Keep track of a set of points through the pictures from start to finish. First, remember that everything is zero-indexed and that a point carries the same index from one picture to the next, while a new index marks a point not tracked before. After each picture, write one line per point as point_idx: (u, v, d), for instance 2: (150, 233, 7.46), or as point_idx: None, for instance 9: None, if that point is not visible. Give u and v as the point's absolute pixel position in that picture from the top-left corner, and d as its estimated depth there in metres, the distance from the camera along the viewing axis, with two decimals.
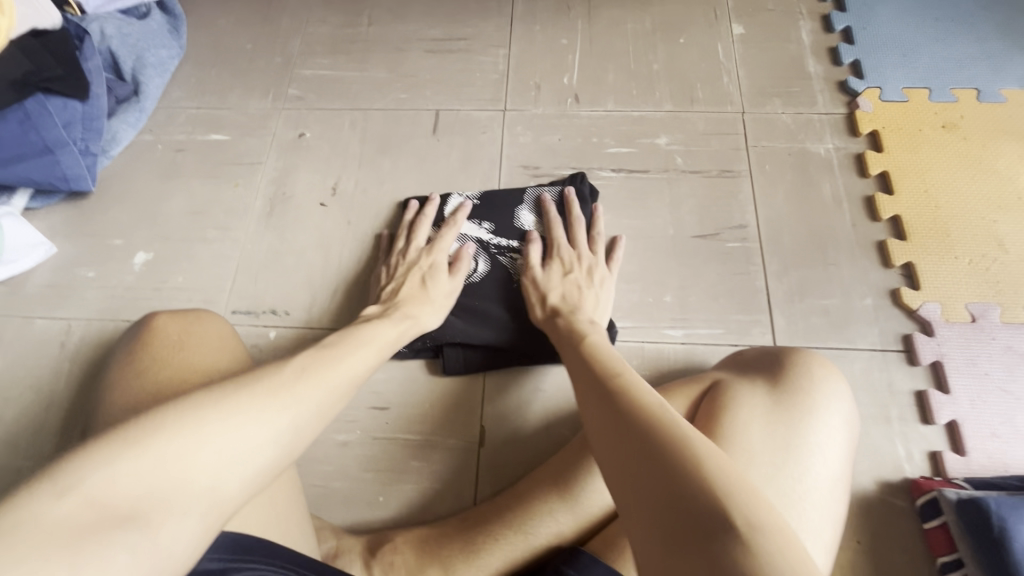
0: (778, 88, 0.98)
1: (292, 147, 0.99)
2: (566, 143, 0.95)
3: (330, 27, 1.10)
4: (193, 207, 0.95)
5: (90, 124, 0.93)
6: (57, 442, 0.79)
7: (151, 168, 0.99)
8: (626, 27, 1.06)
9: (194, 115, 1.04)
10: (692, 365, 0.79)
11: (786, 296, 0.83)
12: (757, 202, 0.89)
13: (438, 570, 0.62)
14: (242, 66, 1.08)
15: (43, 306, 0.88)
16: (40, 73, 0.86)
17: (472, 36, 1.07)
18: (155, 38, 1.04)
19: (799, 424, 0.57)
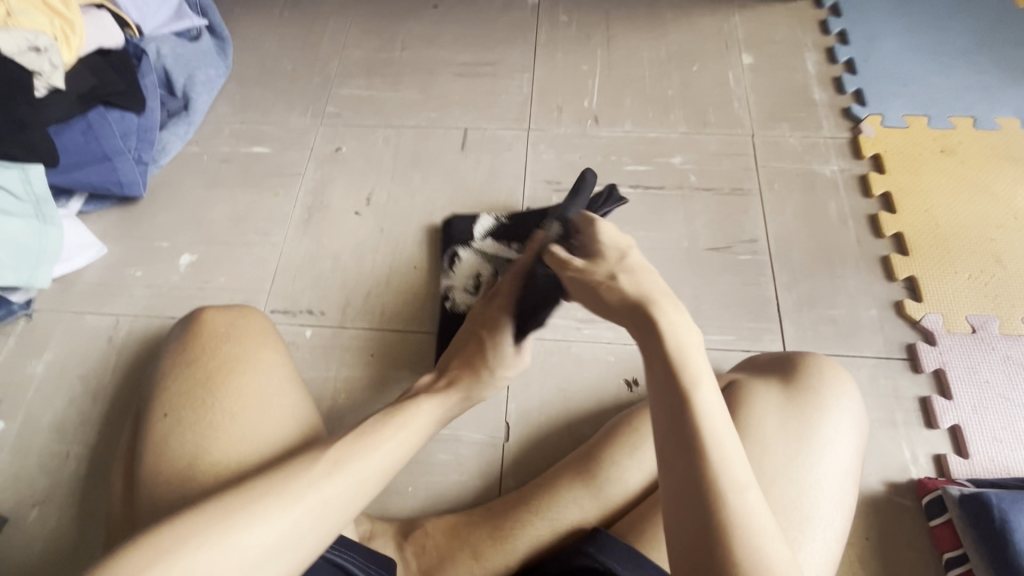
0: (785, 113, 1.05)
1: (329, 160, 1.05)
2: (586, 160, 1.01)
3: (366, 51, 1.18)
4: (235, 214, 1.01)
5: (144, 135, 1.01)
6: (106, 429, 0.84)
7: (197, 176, 1.06)
8: (642, 55, 1.13)
9: (237, 129, 1.11)
10: None
11: (795, 306, 0.87)
12: (766, 218, 0.95)
13: (467, 555, 0.64)
14: (283, 85, 1.15)
15: (93, 302, 0.94)
16: (104, 87, 0.94)
17: (498, 61, 1.15)
18: (204, 59, 1.13)
19: (812, 420, 0.61)
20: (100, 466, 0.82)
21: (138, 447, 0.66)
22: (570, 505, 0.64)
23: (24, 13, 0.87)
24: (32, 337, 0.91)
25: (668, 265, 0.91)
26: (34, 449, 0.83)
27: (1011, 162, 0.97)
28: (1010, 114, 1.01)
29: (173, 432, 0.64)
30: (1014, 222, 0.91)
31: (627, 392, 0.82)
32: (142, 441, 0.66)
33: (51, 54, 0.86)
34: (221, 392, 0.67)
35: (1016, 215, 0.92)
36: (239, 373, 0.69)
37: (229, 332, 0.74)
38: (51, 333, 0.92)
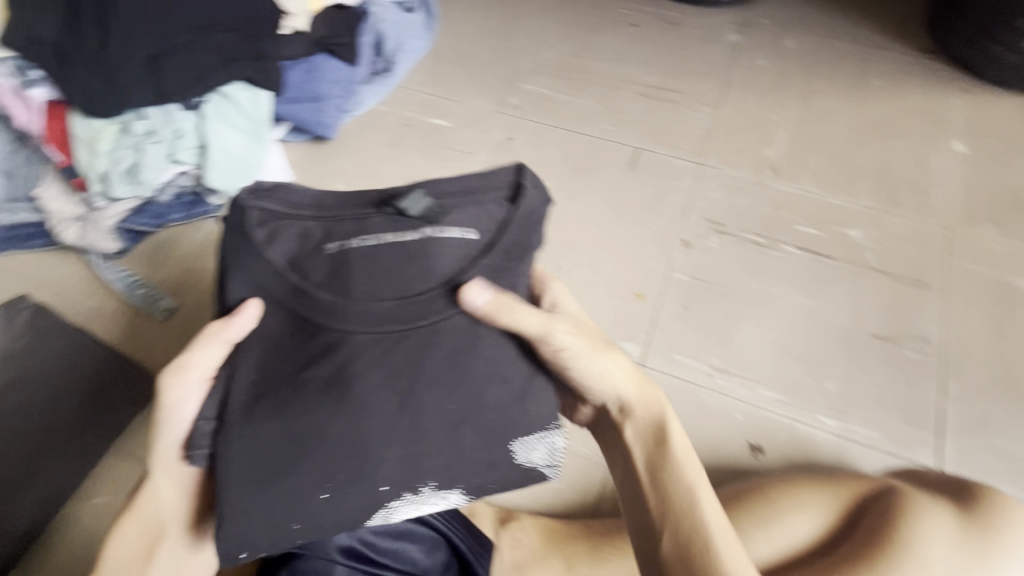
0: (992, 216, 0.95)
1: (501, 147, 1.10)
2: (757, 209, 0.98)
3: (559, 54, 1.22)
4: (406, 174, 1.08)
5: (349, 86, 1.10)
6: None
7: (380, 133, 1.14)
8: (839, 119, 1.08)
9: (425, 98, 1.18)
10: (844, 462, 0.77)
11: (961, 426, 0.79)
12: (948, 321, 0.86)
13: (562, 564, 0.64)
14: (475, 69, 1.22)
15: None
16: (332, 37, 1.06)
17: (686, 91, 1.14)
18: (414, 31, 1.22)
19: (989, 561, 0.55)
20: None
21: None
22: None
23: None
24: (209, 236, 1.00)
25: (825, 341, 0.85)
26: None
27: None
28: None
29: None
30: None
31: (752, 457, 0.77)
32: None
33: None
34: None
35: None
36: None
37: None
38: None
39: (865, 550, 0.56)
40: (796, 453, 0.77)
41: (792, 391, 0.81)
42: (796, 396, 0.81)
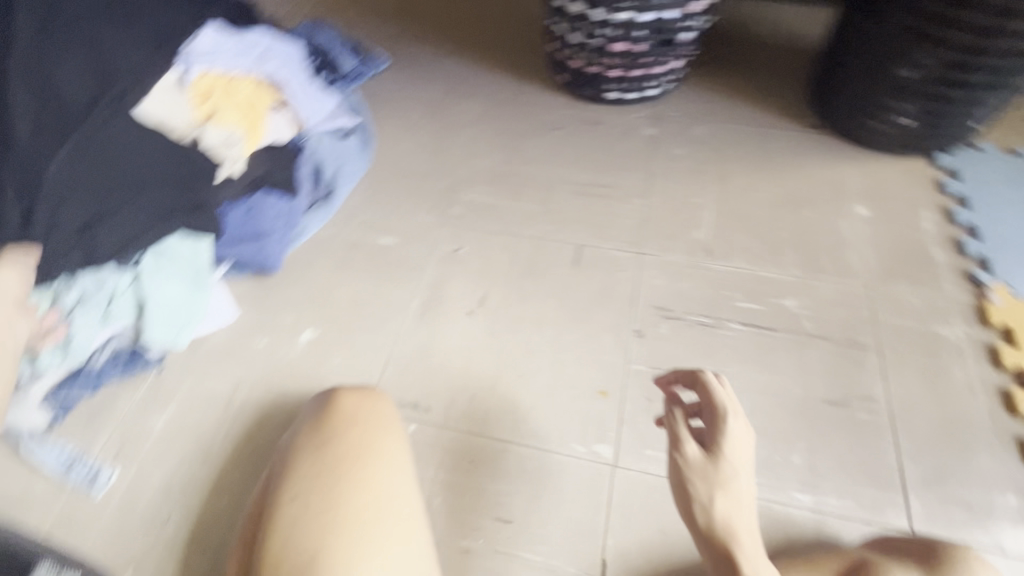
0: (903, 272, 1.04)
1: (448, 260, 1.12)
2: (697, 291, 1.03)
3: (493, 162, 1.28)
4: (356, 300, 1.07)
5: (290, 218, 1.12)
6: (208, 503, 0.86)
7: (328, 257, 1.13)
8: (756, 196, 1.17)
9: (368, 219, 1.19)
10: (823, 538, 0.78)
11: (921, 482, 0.82)
12: (887, 379, 0.92)
13: None
14: (412, 186, 1.25)
15: (216, 367, 1.00)
16: (269, 176, 1.10)
17: (615, 184, 1.21)
18: (350, 155, 1.26)
19: None
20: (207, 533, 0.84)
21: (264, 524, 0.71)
22: None
23: (226, 111, 1.05)
24: (159, 390, 0.97)
25: (782, 412, 0.89)
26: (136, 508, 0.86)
27: None
28: None
29: (301, 517, 0.69)
30: None
31: None
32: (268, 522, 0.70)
33: (236, 152, 1.03)
34: (347, 487, 0.72)
35: None
36: (360, 466, 0.74)
37: (357, 419, 0.80)
38: (162, 393, 0.97)
39: None
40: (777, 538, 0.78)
41: (761, 472, 0.84)
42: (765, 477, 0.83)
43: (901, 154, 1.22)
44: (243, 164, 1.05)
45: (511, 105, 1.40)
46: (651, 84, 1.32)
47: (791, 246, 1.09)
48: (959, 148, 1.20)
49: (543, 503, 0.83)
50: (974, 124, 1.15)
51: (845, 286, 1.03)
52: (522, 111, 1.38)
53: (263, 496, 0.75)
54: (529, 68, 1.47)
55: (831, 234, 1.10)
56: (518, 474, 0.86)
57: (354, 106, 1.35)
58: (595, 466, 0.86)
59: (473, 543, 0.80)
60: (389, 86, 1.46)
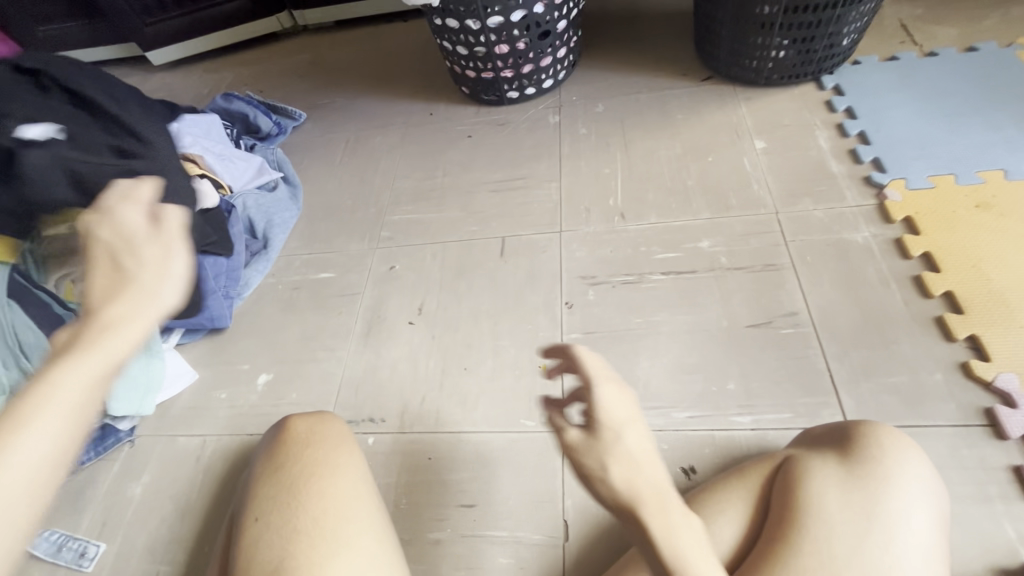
0: (805, 189, 1.09)
1: (385, 278, 1.17)
2: (617, 253, 1.08)
3: (414, 181, 1.35)
4: (305, 335, 1.12)
5: (232, 274, 1.18)
6: (191, 554, 0.89)
7: (273, 305, 1.19)
8: (660, 154, 1.23)
9: (307, 259, 1.25)
10: (766, 451, 0.81)
11: (850, 378, 0.85)
12: (805, 290, 0.96)
13: None
14: (344, 220, 1.31)
15: (183, 427, 1.05)
16: None
17: (529, 174, 1.27)
18: (282, 205, 1.33)
19: (877, 490, 0.60)
20: None
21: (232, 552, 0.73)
22: None
23: None
24: (134, 461, 1.02)
25: (710, 345, 0.93)
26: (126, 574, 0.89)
27: None
28: None
29: (263, 535, 0.70)
30: None
31: (684, 480, 0.81)
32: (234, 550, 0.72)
33: None
34: (301, 498, 0.73)
35: None
36: (312, 478, 0.76)
37: (308, 440, 0.82)
38: (137, 462, 1.02)
39: (771, 539, 0.60)
40: (722, 462, 0.82)
41: (699, 403, 0.87)
42: (704, 407, 0.87)
43: (789, 84, 1.28)
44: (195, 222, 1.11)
45: (425, 126, 1.47)
46: (544, 77, 1.40)
47: (699, 191, 1.14)
48: (840, 70, 1.28)
49: (501, 480, 0.87)
50: (843, 42, 1.22)
51: (754, 215, 1.07)
52: (434, 131, 1.45)
53: (231, 525, 0.78)
54: (436, 92, 1.55)
55: (735, 171, 1.15)
56: (475, 459, 0.89)
57: (277, 162, 1.41)
58: (543, 434, 0.90)
59: (441, 533, 0.83)
60: (309, 140, 1.54)
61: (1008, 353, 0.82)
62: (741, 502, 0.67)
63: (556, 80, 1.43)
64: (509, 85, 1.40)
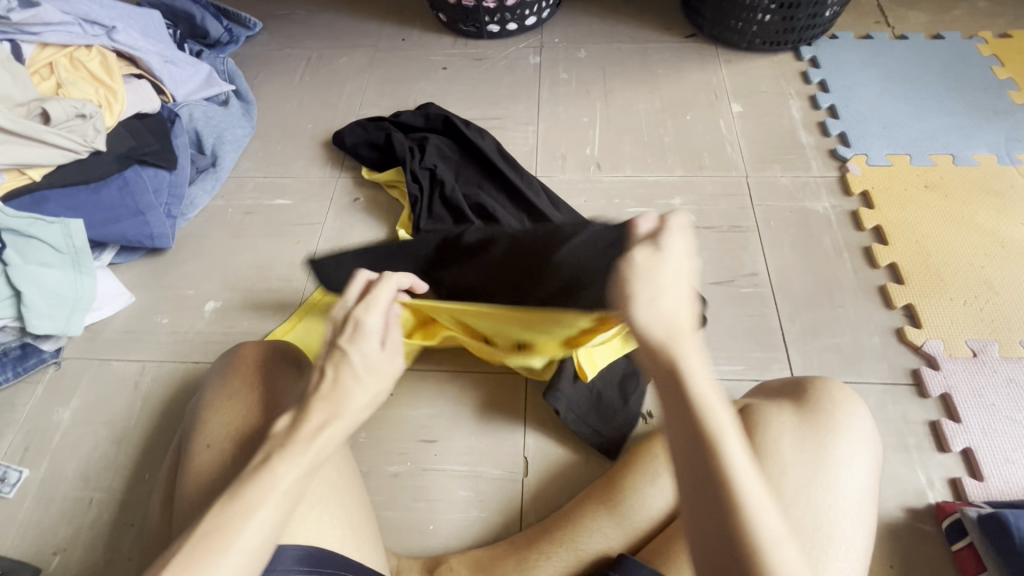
0: (776, 156, 1.12)
1: (348, 210, 1.11)
2: (591, 204, 1.07)
3: (382, 109, 1.26)
4: (259, 262, 1.05)
5: (174, 191, 1.07)
6: (130, 480, 0.85)
7: (222, 228, 1.10)
8: (639, 107, 1.22)
9: (261, 182, 1.16)
10: None
11: (799, 336, 0.91)
12: (765, 252, 0.99)
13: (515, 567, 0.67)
14: (304, 143, 1.22)
15: (119, 350, 0.97)
16: (140, 148, 1.04)
17: (505, 115, 1.22)
18: (233, 121, 1.21)
19: (826, 437, 0.66)
20: (133, 509, 0.82)
21: (179, 478, 0.67)
22: (596, 535, 0.68)
23: (76, 85, 1.01)
24: (61, 384, 0.93)
25: None
26: (56, 497, 0.84)
27: (994, 195, 1.02)
28: (987, 150, 1.08)
29: (215, 462, 0.64)
30: (1003, 249, 0.96)
31: (642, 424, 0.84)
32: (183, 477, 0.66)
33: (96, 120, 0.99)
34: (256, 427, 0.67)
35: (1004, 243, 0.96)
36: (269, 406, 0.69)
37: (265, 369, 0.74)
38: (65, 385, 0.94)
39: None
40: None
41: None
42: None
43: (770, 51, 1.29)
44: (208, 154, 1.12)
45: (395, 52, 1.37)
46: (528, 13, 1.33)
47: (675, 149, 1.14)
48: (818, 42, 1.30)
49: (465, 418, 0.87)
50: (826, 14, 1.23)
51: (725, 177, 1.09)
52: (406, 59, 1.35)
53: (178, 451, 0.74)
54: (410, 16, 1.44)
55: (710, 131, 1.16)
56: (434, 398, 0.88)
57: (228, 74, 1.28)
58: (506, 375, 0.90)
59: (401, 466, 0.83)
60: (263, 52, 1.40)
61: (938, 321, 0.89)
62: None
63: (539, 18, 1.36)
64: (491, 17, 1.32)
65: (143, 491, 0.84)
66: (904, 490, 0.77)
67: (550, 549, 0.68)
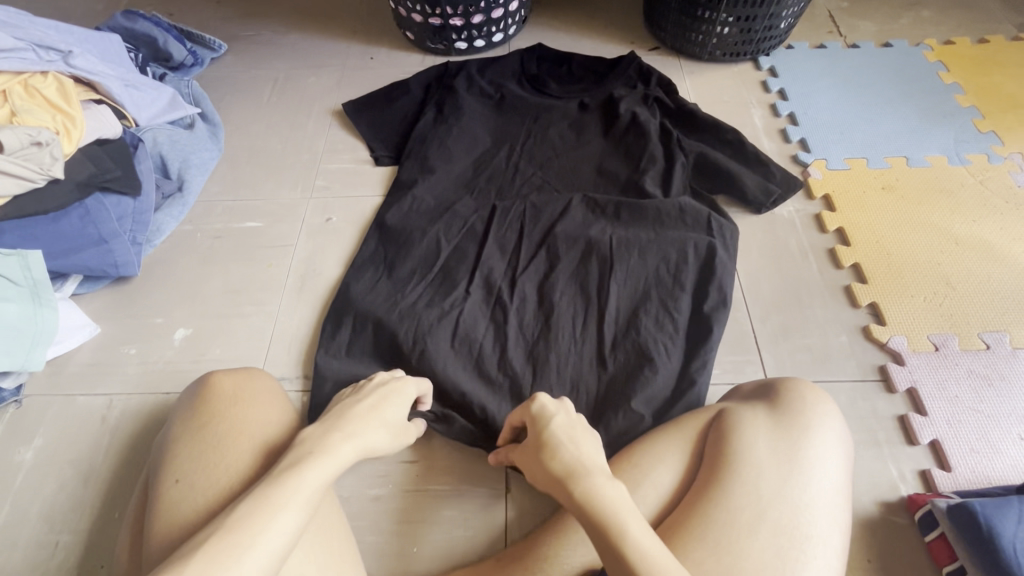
0: None
1: (320, 230, 1.10)
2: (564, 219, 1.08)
3: (351, 129, 1.26)
4: (229, 286, 1.04)
5: (139, 217, 1.05)
6: (97, 517, 0.82)
7: (191, 253, 1.08)
8: None
9: (230, 207, 1.15)
10: None
11: (771, 337, 0.93)
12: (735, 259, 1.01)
13: None
14: (273, 165, 1.21)
15: (84, 384, 0.94)
16: (101, 175, 1.01)
17: None
18: (198, 144, 1.20)
19: (798, 438, 0.67)
20: (99, 553, 0.79)
21: (148, 513, 0.65)
22: (581, 548, 0.67)
23: (31, 112, 0.97)
24: (22, 423, 0.90)
25: None
26: (17, 541, 0.80)
27: (946, 195, 1.07)
28: (939, 152, 1.13)
29: (185, 498, 0.62)
30: (957, 246, 1.00)
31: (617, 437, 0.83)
32: (150, 513, 0.64)
33: (53, 147, 0.95)
34: (227, 458, 0.65)
35: (958, 240, 1.00)
36: (241, 436, 0.68)
37: (235, 399, 0.72)
38: (34, 421, 0.90)
39: (706, 483, 0.65)
40: None
41: None
42: None
43: (730, 62, 1.33)
44: (64, 161, 0.96)
45: (362, 71, 1.37)
46: (494, 30, 1.35)
47: None
48: (775, 52, 1.34)
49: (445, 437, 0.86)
50: (781, 25, 1.27)
51: None
52: (375, 77, 1.35)
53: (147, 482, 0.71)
54: (377, 35, 1.45)
55: None
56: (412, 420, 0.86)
57: (193, 97, 1.27)
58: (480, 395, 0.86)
59: (382, 489, 0.82)
60: (229, 74, 1.39)
61: (904, 319, 0.92)
62: (677, 450, 0.72)
63: (506, 35, 1.38)
64: (457, 35, 1.33)
65: (112, 528, 0.80)
66: (877, 484, 0.79)
67: (535, 564, 0.67)
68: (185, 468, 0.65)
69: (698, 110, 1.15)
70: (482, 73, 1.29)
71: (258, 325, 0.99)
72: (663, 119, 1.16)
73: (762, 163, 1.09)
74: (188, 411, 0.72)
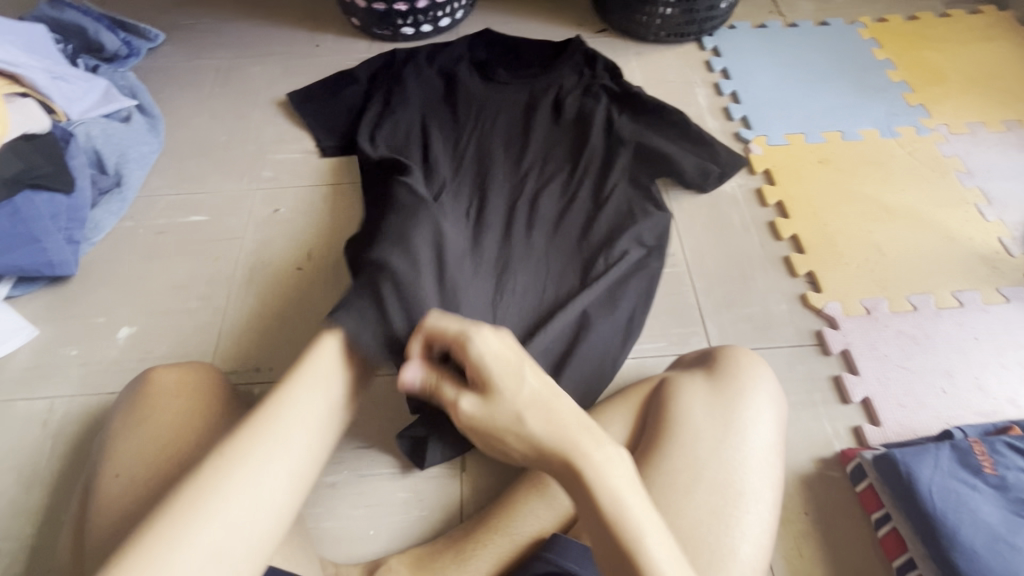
0: None
1: (268, 222, 1.08)
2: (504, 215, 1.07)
3: (298, 118, 1.24)
4: (174, 282, 1.01)
5: (75, 215, 1.01)
6: (42, 522, 0.80)
7: (134, 250, 1.05)
8: None
9: (173, 201, 1.12)
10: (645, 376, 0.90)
11: (715, 308, 0.96)
12: (681, 234, 1.04)
13: (450, 556, 0.68)
14: (217, 157, 1.18)
15: (24, 388, 0.90)
16: (30, 171, 0.96)
17: None
18: (137, 138, 1.16)
19: (734, 401, 0.70)
20: (46, 558, 0.77)
21: (88, 510, 0.63)
22: (530, 519, 0.68)
23: None
24: None
25: None
26: None
27: (878, 166, 1.11)
28: (871, 126, 1.18)
29: (124, 496, 0.61)
30: (887, 215, 1.05)
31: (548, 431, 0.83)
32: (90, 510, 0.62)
33: None
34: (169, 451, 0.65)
35: (888, 209, 1.05)
36: (185, 428, 0.67)
37: (178, 391, 0.71)
38: None
39: (647, 448, 0.68)
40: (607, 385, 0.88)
41: None
42: None
43: (675, 42, 1.35)
44: None
45: (308, 58, 1.34)
46: (441, 15, 1.34)
47: None
48: (719, 32, 1.37)
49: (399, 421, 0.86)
50: (722, 5, 1.30)
51: None
52: (321, 65, 1.33)
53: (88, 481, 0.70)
54: (322, 22, 1.42)
55: None
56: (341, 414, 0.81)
57: (129, 89, 1.22)
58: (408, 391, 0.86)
59: (337, 475, 0.82)
60: (168, 65, 1.34)
61: (838, 285, 0.97)
62: (621, 419, 0.74)
63: (453, 19, 1.37)
64: (403, 20, 1.32)
65: (58, 531, 0.79)
66: (814, 441, 0.83)
67: (486, 537, 0.68)
68: (124, 464, 0.64)
69: (641, 92, 1.17)
70: (430, 60, 1.28)
71: (206, 320, 0.97)
72: (608, 104, 1.18)
73: (705, 144, 1.10)
74: (128, 407, 0.71)
